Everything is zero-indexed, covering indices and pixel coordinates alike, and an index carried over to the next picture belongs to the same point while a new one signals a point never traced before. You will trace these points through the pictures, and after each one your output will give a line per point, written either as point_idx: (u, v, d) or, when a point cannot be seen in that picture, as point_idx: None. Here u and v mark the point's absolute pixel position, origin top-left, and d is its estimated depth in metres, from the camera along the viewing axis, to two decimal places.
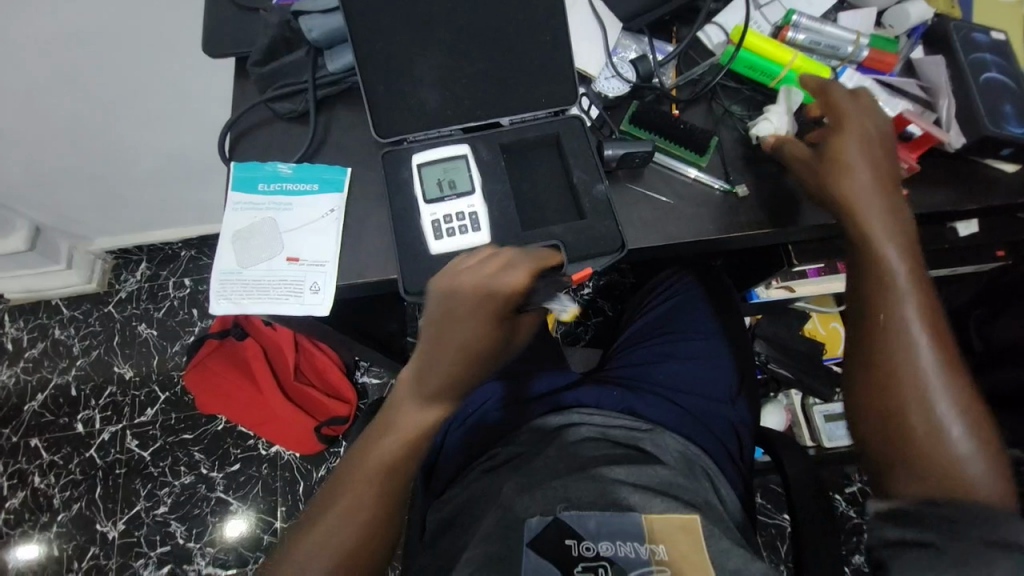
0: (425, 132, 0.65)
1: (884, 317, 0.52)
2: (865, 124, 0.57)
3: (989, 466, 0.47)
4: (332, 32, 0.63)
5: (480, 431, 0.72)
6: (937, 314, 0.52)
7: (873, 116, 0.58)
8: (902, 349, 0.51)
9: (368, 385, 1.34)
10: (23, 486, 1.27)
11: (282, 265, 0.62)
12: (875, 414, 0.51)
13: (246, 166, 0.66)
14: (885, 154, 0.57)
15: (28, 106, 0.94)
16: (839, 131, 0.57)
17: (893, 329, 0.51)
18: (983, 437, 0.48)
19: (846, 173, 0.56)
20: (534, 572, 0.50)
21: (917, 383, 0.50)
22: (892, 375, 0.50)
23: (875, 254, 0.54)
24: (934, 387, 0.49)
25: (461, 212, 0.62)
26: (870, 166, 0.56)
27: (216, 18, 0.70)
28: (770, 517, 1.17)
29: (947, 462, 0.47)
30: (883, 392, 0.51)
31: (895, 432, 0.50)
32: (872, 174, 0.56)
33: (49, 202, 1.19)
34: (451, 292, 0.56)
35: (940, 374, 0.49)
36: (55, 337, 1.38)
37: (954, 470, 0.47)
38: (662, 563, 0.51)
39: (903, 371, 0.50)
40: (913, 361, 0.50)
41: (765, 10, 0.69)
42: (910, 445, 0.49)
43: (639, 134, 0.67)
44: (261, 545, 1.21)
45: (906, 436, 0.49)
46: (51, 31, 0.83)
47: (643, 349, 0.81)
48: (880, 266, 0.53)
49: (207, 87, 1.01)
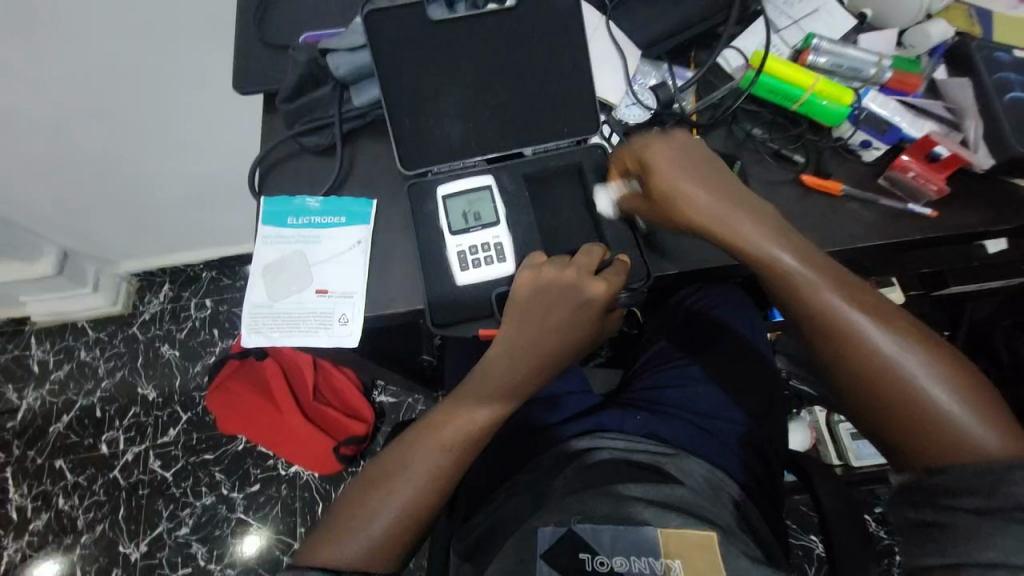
0: (449, 164, 0.66)
1: (823, 324, 0.54)
2: (679, 161, 0.59)
3: (986, 418, 0.48)
4: (360, 69, 0.65)
5: (505, 458, 0.72)
6: (868, 298, 0.54)
7: (689, 149, 0.59)
8: (853, 347, 0.53)
9: (385, 404, 1.33)
10: (47, 508, 1.29)
11: (311, 297, 0.63)
12: (868, 411, 0.53)
13: (274, 200, 0.67)
14: (727, 180, 0.59)
15: (60, 139, 0.98)
16: (653, 176, 0.59)
17: (845, 334, 0.53)
18: (962, 394, 0.49)
19: (686, 203, 0.58)
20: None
21: (895, 370, 0.51)
22: (866, 372, 0.52)
23: (783, 270, 0.56)
24: (907, 363, 0.51)
25: (487, 243, 0.63)
26: (708, 195, 0.58)
27: (246, 56, 0.72)
28: (797, 538, 1.14)
29: (948, 435, 0.48)
30: (860, 390, 0.53)
31: (892, 420, 0.51)
32: (733, 207, 0.58)
33: (77, 229, 1.23)
34: (534, 291, 0.59)
35: (905, 346, 0.51)
36: (80, 358, 1.40)
37: (953, 437, 0.48)
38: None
39: (874, 367, 0.52)
40: (869, 352, 0.52)
41: (784, 34, 0.70)
42: (902, 432, 0.50)
43: None
44: (280, 566, 1.22)
45: (900, 420, 0.51)
46: (79, 68, 0.86)
47: (665, 371, 0.78)
48: (791, 280, 0.55)
49: (229, 116, 1.03)
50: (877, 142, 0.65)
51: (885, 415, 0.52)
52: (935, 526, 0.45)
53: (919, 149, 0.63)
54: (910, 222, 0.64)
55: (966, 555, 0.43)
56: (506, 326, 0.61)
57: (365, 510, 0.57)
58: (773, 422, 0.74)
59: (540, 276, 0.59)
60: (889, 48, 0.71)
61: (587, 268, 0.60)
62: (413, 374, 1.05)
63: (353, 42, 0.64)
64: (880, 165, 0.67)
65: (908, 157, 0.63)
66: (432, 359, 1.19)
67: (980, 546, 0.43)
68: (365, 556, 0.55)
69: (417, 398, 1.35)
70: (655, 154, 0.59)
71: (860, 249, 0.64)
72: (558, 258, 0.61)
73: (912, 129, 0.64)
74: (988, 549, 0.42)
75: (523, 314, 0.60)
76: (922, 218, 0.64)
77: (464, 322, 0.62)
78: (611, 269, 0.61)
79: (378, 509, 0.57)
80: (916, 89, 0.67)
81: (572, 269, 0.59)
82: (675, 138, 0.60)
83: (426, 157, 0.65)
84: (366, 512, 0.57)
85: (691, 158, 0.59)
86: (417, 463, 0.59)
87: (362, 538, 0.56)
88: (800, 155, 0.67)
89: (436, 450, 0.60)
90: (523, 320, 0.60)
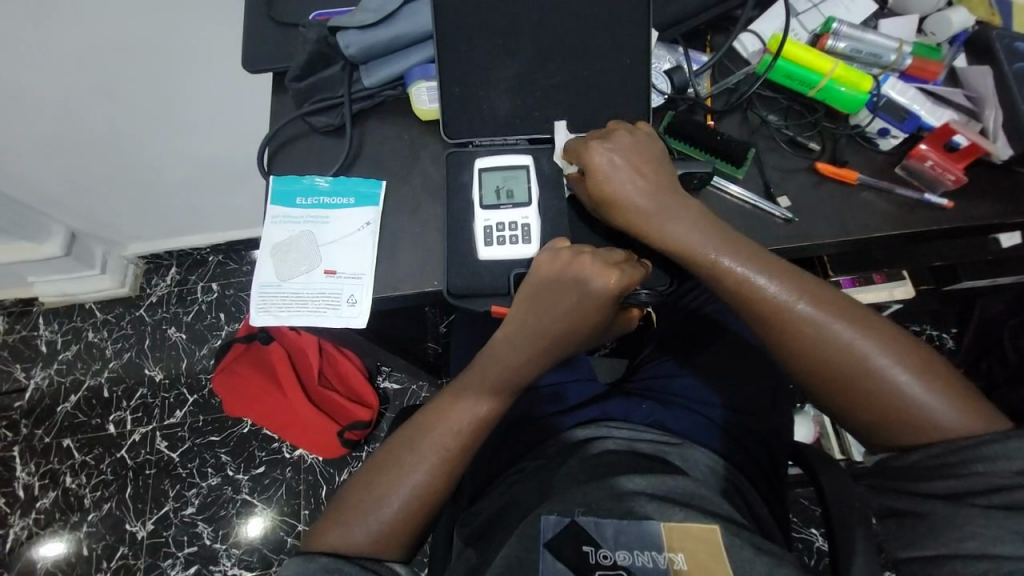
0: (492, 138, 0.66)
1: (782, 324, 0.54)
2: (619, 166, 0.59)
3: (944, 393, 0.50)
4: (368, 49, 0.65)
5: (510, 445, 0.72)
6: (811, 286, 0.55)
7: (636, 164, 0.60)
8: (811, 338, 0.53)
9: (389, 390, 1.34)
10: (55, 485, 1.31)
11: (320, 278, 0.63)
12: (872, 436, 0.53)
13: (283, 180, 0.67)
14: (659, 178, 0.60)
15: (66, 117, 0.97)
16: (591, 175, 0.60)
17: (834, 356, 0.52)
18: (920, 372, 0.51)
19: (623, 202, 0.59)
20: (551, 573, 0.49)
21: (886, 391, 0.51)
22: (855, 396, 0.52)
23: (730, 272, 0.56)
24: (895, 375, 0.51)
25: (515, 222, 0.63)
26: (638, 188, 0.59)
27: (256, 34, 0.71)
28: (799, 531, 1.15)
29: (908, 411, 0.50)
30: (818, 386, 0.54)
31: (887, 434, 0.52)
32: (685, 220, 0.58)
33: (85, 210, 1.23)
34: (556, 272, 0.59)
35: (893, 359, 0.51)
36: (88, 340, 1.41)
37: (899, 413, 0.51)
38: (681, 573, 0.49)
39: (867, 386, 0.51)
40: (823, 342, 0.53)
41: (802, 18, 0.69)
42: (840, 410, 0.54)
43: (687, 150, 0.67)
44: (283, 547, 1.23)
45: (887, 433, 0.52)
46: (84, 45, 0.85)
47: (672, 359, 0.78)
48: (738, 282, 0.56)
49: (236, 98, 1.02)
50: (894, 130, 0.64)
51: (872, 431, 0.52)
52: (915, 517, 0.47)
53: (938, 138, 0.62)
54: (925, 212, 0.63)
55: (944, 545, 0.44)
56: (516, 307, 0.61)
57: (375, 491, 0.58)
58: (780, 414, 0.74)
59: (557, 260, 0.59)
60: (909, 34, 0.69)
61: (607, 259, 0.59)
62: (418, 361, 1.05)
63: (363, 20, 0.65)
64: (896, 154, 0.66)
65: (926, 145, 0.62)
66: (436, 346, 1.19)
67: (957, 533, 0.44)
68: (376, 539, 0.55)
69: (421, 385, 1.35)
70: (595, 163, 0.60)
71: (874, 239, 0.63)
72: (580, 245, 0.60)
73: (929, 117, 0.64)
74: (964, 538, 0.43)
75: (532, 300, 0.59)
76: (937, 208, 0.63)
77: (478, 295, 0.62)
78: (627, 267, 0.59)
79: (388, 493, 0.57)
80: (936, 77, 0.66)
81: (587, 255, 0.58)
82: (614, 141, 0.60)
83: (465, 129, 0.66)
84: (376, 494, 0.57)
85: (629, 160, 0.60)
86: (425, 446, 0.59)
87: (373, 521, 0.56)
88: (815, 142, 0.66)
89: (444, 431, 0.60)
90: (534, 304, 0.60)
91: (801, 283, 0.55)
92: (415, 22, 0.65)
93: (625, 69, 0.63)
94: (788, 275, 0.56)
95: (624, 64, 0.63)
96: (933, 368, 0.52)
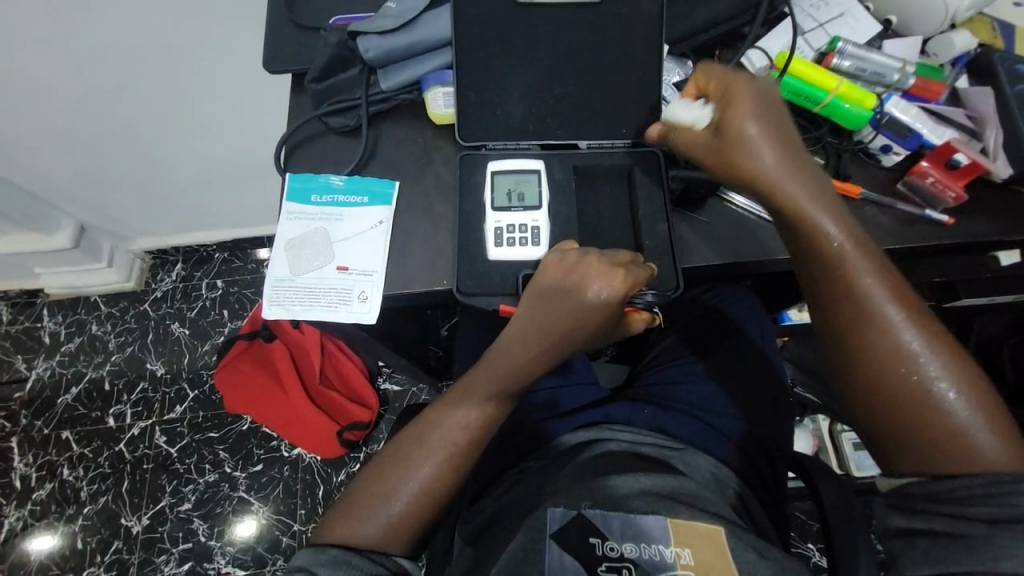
0: (504, 142, 0.68)
1: (853, 298, 0.53)
2: (756, 106, 0.56)
3: (995, 431, 0.47)
4: (387, 54, 0.67)
5: (512, 445, 0.72)
6: (897, 283, 0.53)
7: (773, 109, 0.56)
8: (881, 329, 0.51)
9: (389, 392, 1.34)
10: (52, 477, 1.31)
11: (332, 274, 0.64)
12: (901, 456, 0.50)
13: (300, 177, 0.68)
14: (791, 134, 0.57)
15: (83, 111, 0.99)
16: (727, 103, 0.56)
17: (895, 351, 0.51)
18: (979, 404, 0.48)
19: (743, 144, 0.56)
20: (560, 564, 0.49)
21: (939, 408, 0.49)
22: (897, 404, 0.50)
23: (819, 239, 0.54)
24: (947, 399, 0.49)
25: (525, 225, 0.65)
26: (769, 130, 0.56)
27: (277, 36, 0.73)
28: (796, 545, 1.15)
29: (954, 435, 0.48)
30: (874, 377, 0.51)
31: (925, 453, 0.49)
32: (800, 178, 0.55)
33: (97, 203, 1.25)
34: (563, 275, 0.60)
35: (948, 379, 0.49)
36: (91, 332, 1.42)
37: (947, 432, 0.48)
38: (687, 568, 0.49)
39: (915, 394, 0.50)
40: (892, 337, 0.51)
41: (809, 37, 0.71)
42: (890, 412, 0.51)
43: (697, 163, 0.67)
44: (279, 546, 1.23)
45: (917, 457, 0.49)
46: (109, 41, 0.87)
47: (674, 366, 0.79)
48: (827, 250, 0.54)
49: (252, 98, 1.04)
50: (897, 147, 0.66)
51: (900, 445, 0.50)
52: (951, 536, 0.43)
53: (939, 156, 0.63)
54: (926, 227, 0.64)
55: (980, 562, 0.41)
56: (522, 307, 0.62)
57: (385, 487, 0.58)
58: (781, 423, 0.74)
59: (564, 261, 0.61)
60: (913, 54, 0.71)
61: (613, 260, 0.60)
62: (420, 362, 1.06)
63: (383, 26, 0.67)
64: (898, 171, 0.68)
65: (927, 163, 0.64)
66: (438, 349, 1.20)
67: (993, 553, 0.41)
68: (383, 533, 0.56)
69: (421, 388, 1.35)
70: (735, 92, 0.56)
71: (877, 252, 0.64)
72: (587, 248, 0.62)
73: (930, 135, 0.66)
74: (1001, 558, 0.40)
75: (540, 306, 0.61)
76: (938, 224, 0.64)
77: (489, 294, 0.63)
78: (636, 268, 0.60)
79: (396, 487, 0.58)
80: (938, 96, 0.68)
81: (594, 255, 0.60)
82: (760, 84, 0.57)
83: (478, 133, 0.67)
84: (384, 488, 0.58)
85: (766, 104, 0.56)
86: (433, 440, 0.60)
87: (383, 515, 0.56)
88: (818, 156, 0.68)
89: (453, 426, 0.61)
90: (540, 305, 0.61)
91: (886, 277, 0.53)
92: (433, 28, 0.67)
93: (636, 81, 0.65)
94: (879, 267, 0.53)
95: (636, 76, 0.65)
96: (990, 409, 0.49)
